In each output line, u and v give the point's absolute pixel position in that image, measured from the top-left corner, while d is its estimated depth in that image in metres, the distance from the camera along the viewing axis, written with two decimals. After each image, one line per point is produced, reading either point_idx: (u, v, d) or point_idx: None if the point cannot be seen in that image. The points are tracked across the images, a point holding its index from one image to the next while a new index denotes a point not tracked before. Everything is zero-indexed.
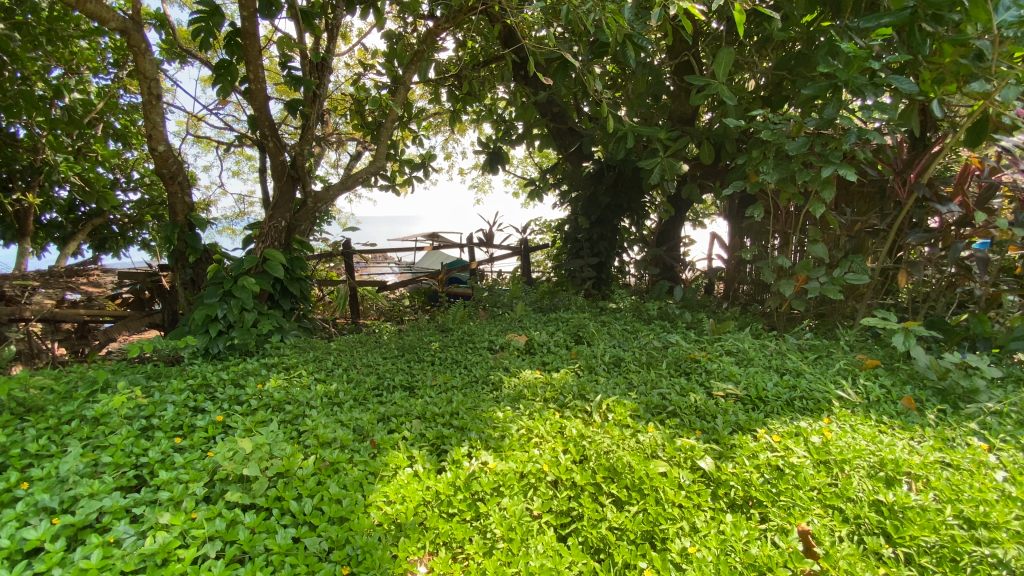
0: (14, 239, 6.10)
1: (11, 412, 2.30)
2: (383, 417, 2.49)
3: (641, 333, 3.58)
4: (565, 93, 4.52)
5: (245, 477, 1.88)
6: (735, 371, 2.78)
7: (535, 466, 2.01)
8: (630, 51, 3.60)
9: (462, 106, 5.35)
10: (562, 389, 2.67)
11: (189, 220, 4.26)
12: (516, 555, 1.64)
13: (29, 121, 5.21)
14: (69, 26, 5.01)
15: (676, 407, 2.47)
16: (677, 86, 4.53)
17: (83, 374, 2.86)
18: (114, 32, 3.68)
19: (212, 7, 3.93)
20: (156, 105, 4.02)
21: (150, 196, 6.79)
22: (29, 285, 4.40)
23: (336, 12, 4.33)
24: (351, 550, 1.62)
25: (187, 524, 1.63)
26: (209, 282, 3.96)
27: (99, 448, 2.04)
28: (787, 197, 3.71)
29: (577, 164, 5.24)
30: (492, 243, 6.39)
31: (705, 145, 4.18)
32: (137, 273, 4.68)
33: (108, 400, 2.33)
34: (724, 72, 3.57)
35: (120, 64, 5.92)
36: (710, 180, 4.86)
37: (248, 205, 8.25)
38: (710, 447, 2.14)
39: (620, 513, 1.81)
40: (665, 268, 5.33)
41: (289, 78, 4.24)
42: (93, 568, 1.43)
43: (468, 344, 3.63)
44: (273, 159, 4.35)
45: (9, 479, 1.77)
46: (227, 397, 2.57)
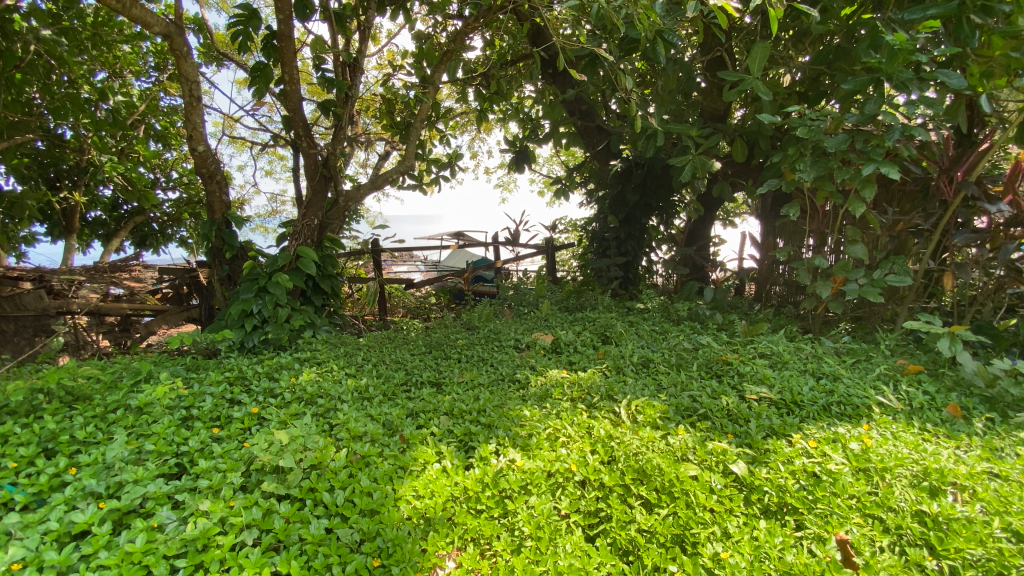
0: (61, 236, 6.43)
1: (60, 400, 2.41)
2: (411, 412, 2.52)
3: (670, 334, 3.52)
4: (593, 91, 4.49)
5: (280, 468, 1.92)
6: (769, 374, 2.71)
7: (563, 466, 2.00)
8: (661, 48, 3.56)
9: (489, 105, 5.36)
10: (590, 388, 2.66)
11: (226, 218, 4.39)
12: (545, 554, 1.63)
13: (76, 123, 5.42)
14: (113, 30, 5.23)
15: (707, 410, 2.42)
16: (709, 82, 4.44)
17: (127, 365, 2.98)
18: (158, 36, 3.81)
19: (250, 10, 4.03)
20: (196, 107, 4.16)
21: (188, 196, 7.03)
22: (74, 280, 4.62)
23: (368, 14, 4.41)
24: (382, 543, 1.64)
25: (226, 512, 1.67)
26: (245, 278, 4.08)
27: (143, 436, 2.12)
28: (826, 195, 3.59)
29: (605, 163, 5.21)
30: (518, 242, 6.39)
31: (738, 143, 4.09)
32: (176, 268, 4.96)
33: (150, 390, 2.43)
34: (760, 67, 3.48)
35: (161, 67, 6.15)
36: (743, 179, 4.75)
37: (281, 203, 8.49)
38: (743, 451, 2.09)
39: (649, 515, 1.78)
40: (694, 268, 5.25)
41: (323, 80, 4.32)
42: (137, 552, 1.49)
43: (494, 342, 3.64)
44: (307, 158, 4.45)
45: (59, 465, 1.87)
46: (262, 390, 2.63)
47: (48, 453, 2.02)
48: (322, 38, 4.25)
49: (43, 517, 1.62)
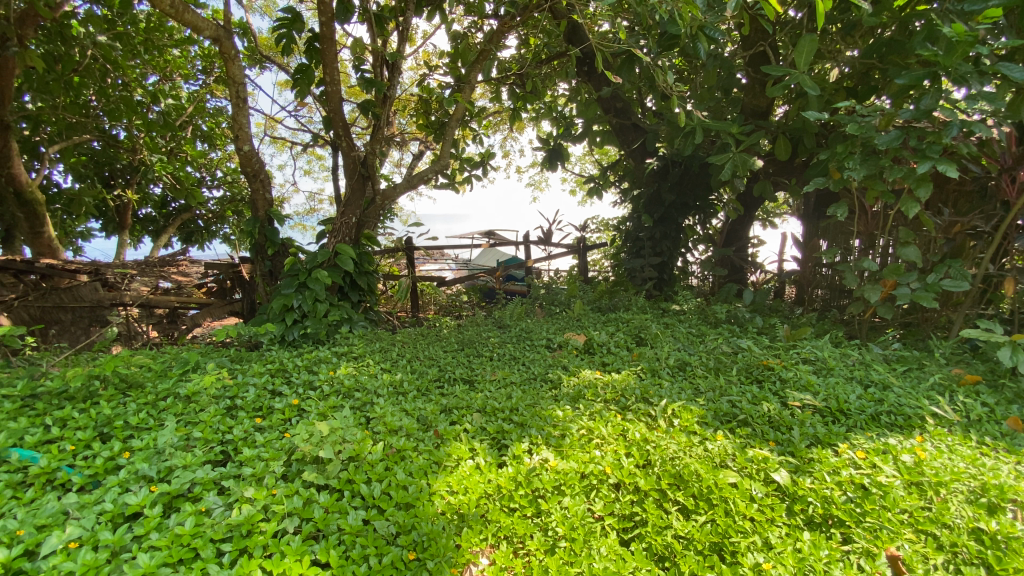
0: (116, 231, 6.83)
1: (115, 387, 2.54)
2: (445, 408, 2.55)
3: (708, 337, 3.44)
4: (630, 88, 4.42)
5: (320, 458, 1.97)
6: (813, 381, 2.61)
7: (597, 468, 1.97)
8: (702, 43, 3.47)
9: (523, 104, 5.35)
10: (624, 390, 2.61)
11: (269, 216, 4.53)
12: (579, 555, 1.62)
13: (129, 124, 5.70)
14: (164, 35, 5.49)
15: (747, 416, 2.35)
16: (750, 78, 4.32)
17: (176, 355, 3.13)
18: (209, 40, 3.97)
19: (294, 13, 4.14)
20: (242, 108, 4.30)
21: (231, 194, 7.30)
22: (127, 273, 4.87)
23: (405, 15, 4.48)
24: (417, 536, 1.66)
25: (269, 500, 1.72)
26: (286, 274, 4.20)
27: (191, 424, 2.22)
28: (876, 195, 3.43)
29: (640, 161, 5.12)
30: (550, 241, 6.37)
31: (781, 140, 3.96)
32: (221, 263, 5.16)
33: (198, 380, 2.54)
34: (806, 61, 3.35)
35: (208, 70, 6.40)
36: (785, 177, 4.60)
37: (318, 201, 8.71)
38: (785, 459, 2.02)
39: (687, 522, 1.74)
40: (732, 269, 5.12)
41: (362, 80, 4.40)
42: (186, 534, 1.55)
43: (526, 342, 3.62)
44: (346, 157, 4.54)
45: (114, 449, 1.97)
46: (302, 382, 2.71)
47: (104, 437, 2.13)
48: (362, 39, 4.33)
49: (99, 499, 1.71)
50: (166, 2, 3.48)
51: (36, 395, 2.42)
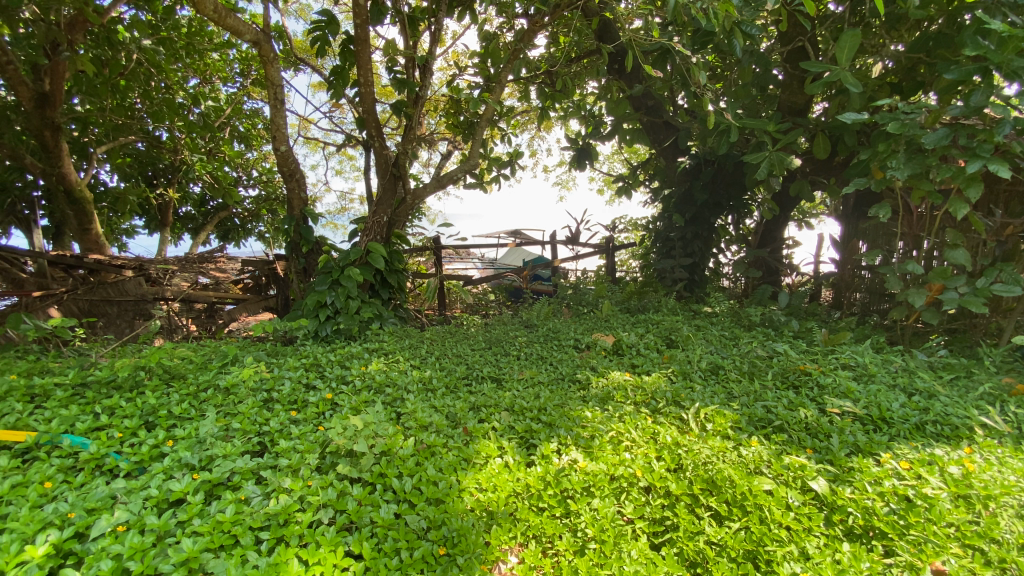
0: (158, 228, 7.14)
1: (159, 377, 2.66)
2: (474, 406, 2.57)
3: (742, 340, 3.36)
4: (662, 86, 4.35)
5: (353, 452, 2.01)
6: (853, 388, 2.52)
7: (627, 470, 1.94)
8: (738, 40, 3.40)
9: (552, 102, 5.32)
10: (654, 393, 2.58)
11: (303, 214, 4.65)
12: (609, 557, 1.60)
13: (172, 125, 5.93)
14: (205, 39, 5.68)
15: (783, 422, 2.29)
16: (788, 75, 4.20)
17: (216, 348, 3.24)
18: (249, 44, 4.09)
19: (330, 16, 4.22)
20: (279, 109, 4.42)
21: (266, 193, 7.51)
22: (168, 269, 5.12)
23: (436, 16, 4.51)
24: (447, 532, 1.67)
25: (304, 491, 1.76)
26: (319, 271, 4.30)
27: (230, 415, 2.30)
28: (922, 195, 3.29)
29: (672, 160, 5.03)
30: (577, 241, 6.32)
31: (820, 138, 3.83)
32: (257, 260, 5.29)
33: (237, 373, 2.62)
34: (848, 57, 3.24)
35: (246, 72, 6.60)
36: (823, 177, 4.46)
37: (349, 200, 8.88)
38: (824, 467, 1.96)
39: (720, 528, 1.71)
40: (766, 271, 4.99)
41: (395, 81, 4.46)
42: (227, 521, 1.60)
43: (553, 342, 3.61)
44: (378, 156, 4.61)
45: (158, 437, 2.05)
46: (335, 377, 2.78)
47: (149, 425, 2.23)
48: (395, 41, 4.40)
49: (145, 484, 1.78)
50: (208, 7, 3.60)
51: (86, 384, 2.55)
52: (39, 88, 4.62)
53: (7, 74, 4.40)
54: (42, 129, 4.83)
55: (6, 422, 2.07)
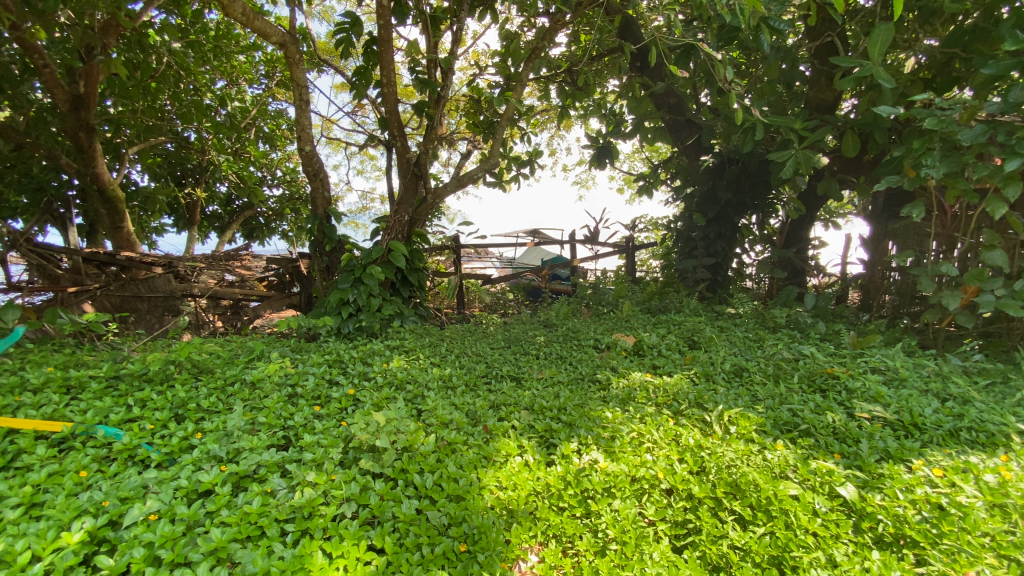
0: (186, 226, 7.34)
1: (189, 371, 2.73)
2: (493, 404, 2.57)
3: (766, 342, 3.30)
4: (685, 83, 4.30)
5: (376, 448, 2.03)
6: (883, 392, 2.45)
7: (648, 472, 1.92)
8: (765, 35, 3.33)
9: (572, 101, 5.30)
10: (677, 394, 2.55)
11: (327, 213, 4.72)
12: (631, 559, 1.59)
13: (200, 126, 6.06)
14: (232, 42, 5.81)
15: (810, 426, 2.24)
16: (816, 71, 4.10)
17: (242, 343, 3.32)
18: (275, 46, 4.16)
19: (355, 17, 4.26)
20: (303, 110, 4.50)
21: (290, 193, 7.66)
22: (197, 267, 5.29)
23: (458, 15, 4.54)
24: (468, 529, 1.68)
25: (328, 484, 1.79)
26: (342, 269, 4.36)
27: (256, 409, 2.35)
28: (957, 194, 3.18)
29: (695, 159, 4.97)
30: (597, 241, 6.28)
31: (849, 136, 3.74)
32: (281, 258, 5.43)
33: (263, 368, 2.68)
34: (881, 51, 3.14)
35: (271, 74, 6.73)
36: (852, 176, 4.35)
37: (370, 199, 8.99)
38: (853, 473, 1.91)
39: (744, 533, 1.68)
40: (792, 272, 4.89)
41: (417, 81, 4.50)
42: (254, 513, 1.63)
43: (573, 341, 3.60)
44: (400, 156, 4.66)
45: (187, 430, 2.11)
46: (357, 373, 2.82)
47: (179, 418, 2.29)
48: (417, 42, 4.43)
49: (175, 475, 1.83)
50: (238, 10, 3.69)
51: (119, 377, 2.63)
52: (73, 90, 4.77)
53: (44, 78, 4.57)
54: (76, 131, 5.00)
55: (44, 412, 2.15)
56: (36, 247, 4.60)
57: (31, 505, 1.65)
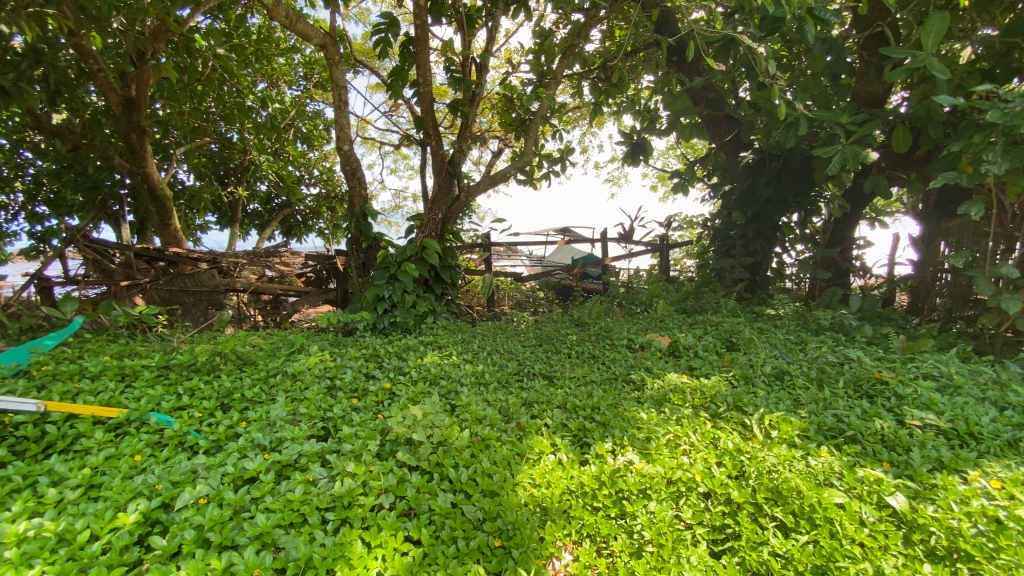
0: (228, 224, 7.61)
1: (234, 362, 2.85)
2: (526, 402, 2.58)
3: (810, 345, 3.19)
4: (723, 77, 4.18)
5: (412, 441, 2.07)
6: (937, 399, 2.34)
7: (686, 475, 1.89)
8: (809, 26, 3.21)
9: (605, 98, 5.24)
10: (714, 396, 2.50)
11: (364, 211, 4.83)
12: (667, 562, 1.56)
13: (243, 127, 6.28)
14: (272, 45, 5.98)
15: (856, 433, 2.16)
16: (864, 63, 3.93)
17: (283, 337, 3.43)
18: (316, 48, 4.27)
19: (392, 18, 4.33)
20: (342, 110, 4.60)
21: (326, 192, 7.86)
22: (239, 262, 5.33)
23: (493, 13, 4.54)
24: (502, 524, 1.69)
25: (367, 475, 1.83)
26: (378, 266, 4.46)
27: (297, 400, 2.43)
28: (1020, 191, 3.00)
29: (733, 155, 4.84)
30: (630, 239, 6.20)
31: (899, 131, 3.57)
32: (320, 256, 5.60)
33: (303, 361, 2.76)
34: (935, 42, 2.99)
35: (309, 76, 6.92)
36: (902, 172, 4.15)
37: (403, 198, 9.13)
38: (903, 483, 1.83)
39: (786, 540, 1.63)
40: (835, 273, 4.71)
41: (452, 80, 4.54)
42: (296, 501, 1.68)
43: (605, 340, 3.57)
44: (434, 155, 4.72)
45: (233, 419, 2.20)
46: (393, 367, 2.87)
47: (224, 407, 2.39)
48: (451, 41, 4.46)
49: (222, 461, 1.91)
50: (281, 12, 3.81)
51: (169, 366, 2.76)
52: (126, 93, 5.01)
53: (99, 82, 4.82)
54: (129, 133, 5.27)
55: (101, 399, 2.28)
56: (92, 243, 4.92)
57: (89, 486, 1.75)
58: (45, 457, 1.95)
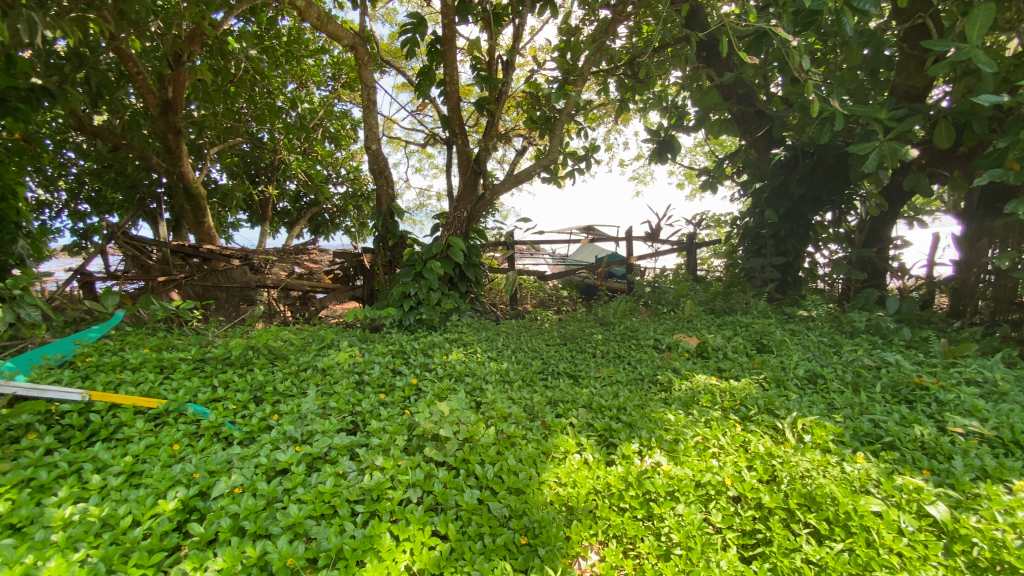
0: (259, 222, 7.81)
1: (266, 356, 2.92)
2: (551, 401, 2.58)
3: (844, 347, 3.10)
4: (755, 72, 4.09)
5: (439, 437, 2.09)
6: (981, 406, 2.24)
7: (715, 478, 1.86)
8: (847, 19, 3.11)
9: (631, 94, 5.17)
10: (744, 399, 2.45)
11: (390, 209, 4.89)
12: (696, 566, 1.54)
13: (274, 127, 6.43)
14: (302, 46, 6.10)
15: (894, 439, 2.09)
16: (904, 56, 3.78)
17: (313, 332, 3.51)
18: (346, 49, 4.35)
19: (420, 18, 4.37)
20: (371, 109, 4.67)
21: (353, 190, 7.99)
22: (269, 259, 5.50)
23: (519, 11, 4.54)
24: (529, 522, 1.69)
25: (395, 470, 1.86)
26: (404, 263, 4.51)
27: (327, 394, 2.48)
28: None
29: (765, 152, 4.73)
30: (657, 238, 6.11)
31: (941, 127, 3.43)
32: (347, 254, 5.47)
33: (333, 356, 2.82)
34: (980, 34, 2.85)
35: (337, 76, 7.04)
36: (944, 169, 3.98)
37: (429, 196, 9.20)
38: (944, 492, 1.76)
39: (820, 547, 1.59)
40: (871, 274, 4.56)
41: (479, 79, 4.56)
42: (327, 493, 1.72)
43: (631, 340, 3.54)
44: (460, 154, 4.75)
45: (266, 411, 2.26)
46: (419, 363, 2.91)
47: (257, 400, 2.46)
48: (478, 40, 4.48)
49: (256, 452, 1.96)
50: (313, 14, 3.89)
51: (205, 360, 2.86)
52: (163, 95, 5.19)
53: (139, 84, 5.01)
54: (166, 133, 5.45)
55: (142, 390, 2.37)
56: (130, 240, 5.11)
57: (131, 473, 1.83)
58: (90, 445, 2.03)
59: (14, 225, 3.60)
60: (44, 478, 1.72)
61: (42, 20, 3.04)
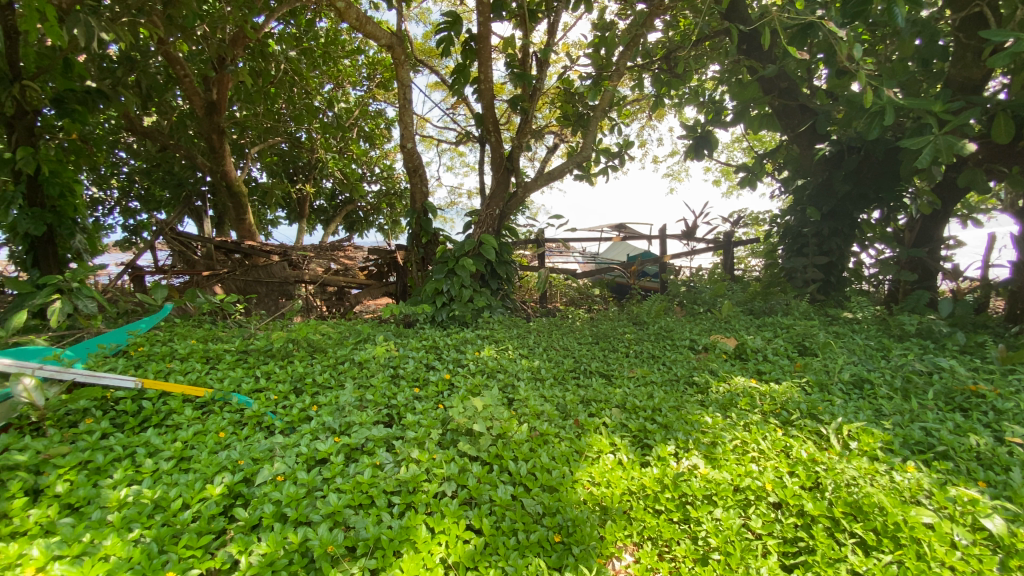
0: (297, 219, 8.04)
1: (305, 349, 3.01)
2: (584, 399, 2.57)
3: (893, 352, 2.96)
4: (798, 65, 3.94)
5: (472, 432, 2.11)
6: None
7: (754, 483, 1.82)
8: (899, 6, 2.96)
9: (667, 89, 5.07)
10: (785, 403, 2.38)
11: (424, 207, 4.95)
12: (735, 571, 1.51)
13: (312, 126, 6.61)
14: (339, 47, 6.24)
15: (947, 449, 1.99)
16: (960, 46, 3.58)
17: (349, 327, 3.59)
18: (383, 48, 4.42)
19: (455, 16, 4.40)
20: (406, 107, 4.73)
21: (387, 188, 8.13)
22: (308, 255, 5.63)
23: (552, 8, 4.52)
24: (562, 520, 1.69)
25: (430, 463, 1.89)
26: (437, 260, 4.55)
27: (364, 386, 2.54)
28: None
29: (808, 147, 4.55)
30: (692, 236, 5.98)
31: (1000, 120, 3.23)
32: (381, 251, 5.51)
33: (369, 351, 2.88)
34: None
35: (371, 76, 7.18)
36: (1004, 165, 3.75)
37: (460, 194, 9.28)
38: (1002, 505, 1.67)
39: (867, 558, 1.53)
40: (922, 275, 4.34)
41: (512, 76, 4.56)
42: (365, 483, 1.77)
43: (666, 340, 3.48)
44: (493, 151, 4.77)
45: (306, 402, 2.33)
46: (452, 359, 2.95)
47: (297, 391, 2.54)
48: (511, 37, 4.48)
49: (297, 442, 2.02)
50: (352, 14, 3.97)
51: (248, 351, 2.97)
52: (209, 97, 5.40)
53: (186, 87, 5.24)
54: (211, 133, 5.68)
55: (190, 379, 2.48)
56: (178, 236, 5.33)
57: (181, 458, 1.92)
58: (142, 430, 2.14)
59: (72, 220, 3.79)
60: (101, 460, 1.82)
61: (98, 25, 3.21)
